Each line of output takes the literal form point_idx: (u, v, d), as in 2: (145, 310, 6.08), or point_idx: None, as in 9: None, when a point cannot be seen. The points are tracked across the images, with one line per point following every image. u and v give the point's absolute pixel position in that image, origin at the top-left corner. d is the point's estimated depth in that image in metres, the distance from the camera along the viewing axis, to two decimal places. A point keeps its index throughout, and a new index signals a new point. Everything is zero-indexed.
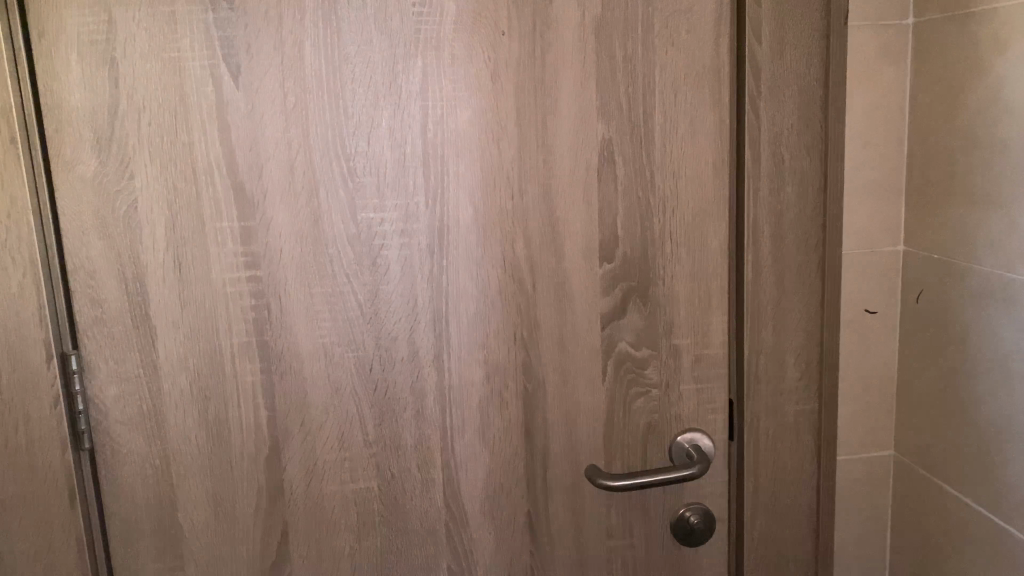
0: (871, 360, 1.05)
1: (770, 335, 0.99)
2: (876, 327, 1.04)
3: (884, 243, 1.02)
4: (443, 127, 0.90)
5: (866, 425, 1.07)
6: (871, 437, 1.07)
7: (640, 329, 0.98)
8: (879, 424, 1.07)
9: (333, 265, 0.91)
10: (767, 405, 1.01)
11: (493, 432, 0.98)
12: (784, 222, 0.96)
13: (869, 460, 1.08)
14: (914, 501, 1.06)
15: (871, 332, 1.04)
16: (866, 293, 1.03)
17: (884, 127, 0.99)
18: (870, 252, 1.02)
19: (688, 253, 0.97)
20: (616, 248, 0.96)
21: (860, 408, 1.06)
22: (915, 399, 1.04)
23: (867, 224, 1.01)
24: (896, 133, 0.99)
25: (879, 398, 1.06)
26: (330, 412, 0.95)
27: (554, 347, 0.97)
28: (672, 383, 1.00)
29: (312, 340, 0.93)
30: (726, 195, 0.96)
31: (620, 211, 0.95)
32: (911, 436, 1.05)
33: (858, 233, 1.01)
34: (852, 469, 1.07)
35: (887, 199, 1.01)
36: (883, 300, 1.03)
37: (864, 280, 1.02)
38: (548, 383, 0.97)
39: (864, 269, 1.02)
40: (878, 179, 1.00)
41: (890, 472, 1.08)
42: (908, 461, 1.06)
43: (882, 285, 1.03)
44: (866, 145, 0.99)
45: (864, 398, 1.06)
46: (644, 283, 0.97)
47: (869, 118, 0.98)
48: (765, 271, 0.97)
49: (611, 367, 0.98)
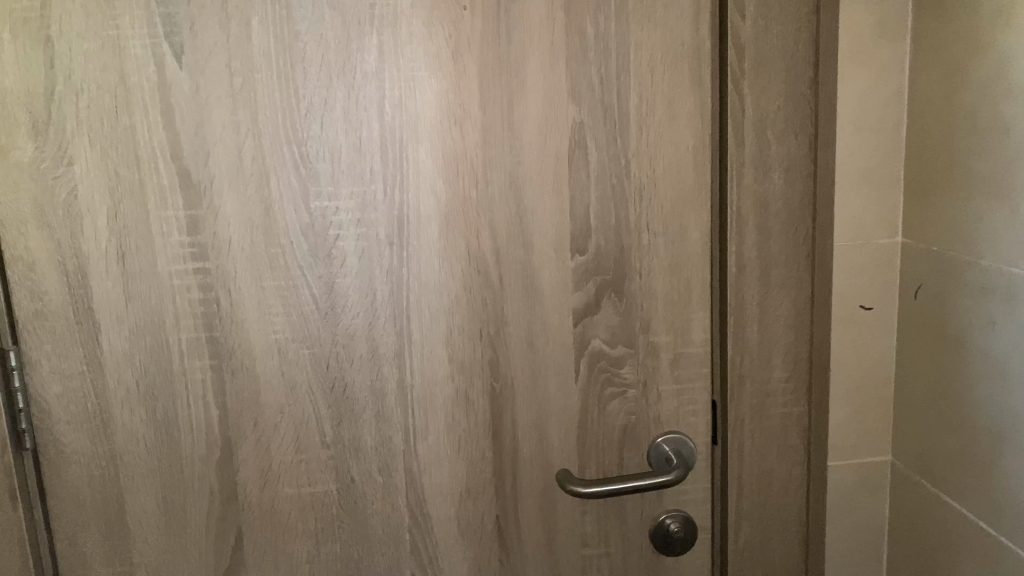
0: (866, 359, 0.98)
1: (755, 333, 0.93)
2: (872, 325, 0.97)
3: (878, 237, 0.95)
4: (401, 109, 0.84)
5: (861, 429, 1.00)
6: (866, 442, 1.00)
7: (615, 326, 0.92)
8: (875, 429, 1.00)
9: (286, 256, 0.86)
10: (753, 407, 0.95)
11: (459, 433, 0.92)
12: (770, 212, 0.90)
13: (865, 466, 1.01)
14: (912, 510, 0.99)
15: (866, 330, 0.97)
16: (860, 288, 0.96)
17: (880, 111, 0.92)
18: (866, 246, 0.94)
19: (665, 245, 0.90)
20: (589, 239, 0.89)
21: (855, 411, 0.99)
22: (913, 402, 0.97)
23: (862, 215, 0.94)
24: (893, 117, 0.92)
25: (874, 401, 0.99)
26: (285, 411, 0.90)
27: (522, 345, 0.91)
28: (650, 383, 0.94)
29: (265, 336, 0.88)
30: (708, 183, 0.90)
31: (593, 199, 0.88)
32: (908, 441, 0.98)
33: (853, 225, 0.94)
34: (845, 477, 1.01)
35: (884, 188, 0.94)
36: (878, 297, 0.96)
37: (859, 275, 0.95)
38: (517, 382, 0.92)
39: (859, 263, 0.95)
40: (874, 167, 0.93)
41: (886, 479, 1.02)
42: (905, 468, 0.99)
43: (878, 279, 0.96)
44: (860, 129, 0.92)
45: (859, 400, 0.99)
46: (619, 277, 0.90)
47: (863, 101, 0.91)
48: (749, 263, 0.91)
49: (585, 366, 0.92)
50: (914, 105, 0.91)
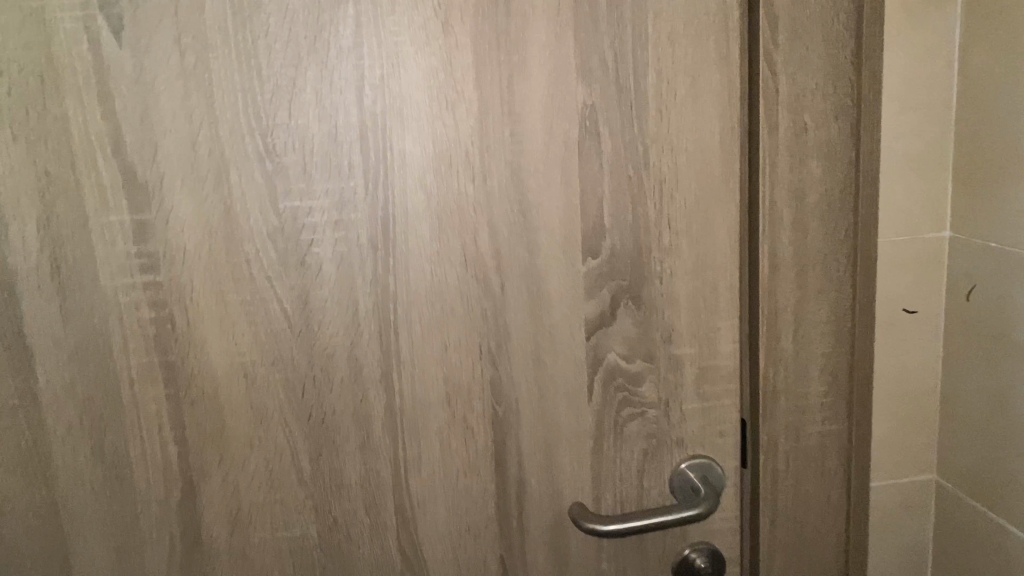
0: (910, 368, 0.87)
1: (790, 342, 0.82)
2: (916, 330, 0.86)
3: (923, 231, 0.84)
4: (383, 91, 0.72)
5: (904, 445, 0.89)
6: (910, 460, 0.90)
7: (633, 338, 0.80)
8: (920, 445, 0.90)
9: (251, 266, 0.74)
10: (788, 425, 0.84)
11: (456, 464, 0.80)
12: (807, 204, 0.79)
13: (908, 486, 0.90)
14: (962, 534, 0.89)
15: (910, 336, 0.87)
16: (904, 289, 0.85)
17: (927, 88, 0.81)
18: (910, 241, 0.84)
19: (690, 245, 0.79)
20: (602, 239, 0.78)
21: (897, 426, 0.89)
22: (963, 415, 0.86)
23: (906, 207, 0.83)
24: (942, 96, 0.82)
25: (918, 415, 0.89)
26: (255, 445, 0.77)
27: (528, 362, 0.79)
28: (672, 402, 0.82)
29: (229, 359, 0.75)
30: (737, 173, 0.78)
31: (607, 193, 0.77)
32: (958, 458, 0.88)
33: (895, 217, 0.84)
34: (887, 499, 0.90)
35: (931, 176, 0.83)
36: (924, 299, 0.86)
37: (902, 273, 0.85)
38: (521, 404, 0.80)
39: (903, 260, 0.84)
40: (921, 152, 0.83)
41: (931, 500, 0.91)
42: (955, 488, 0.89)
43: (924, 278, 0.85)
44: (906, 109, 0.81)
45: (902, 413, 0.88)
46: (638, 282, 0.79)
47: (909, 79, 0.81)
48: (784, 264, 0.80)
49: (599, 384, 0.81)
50: (967, 82, 0.80)
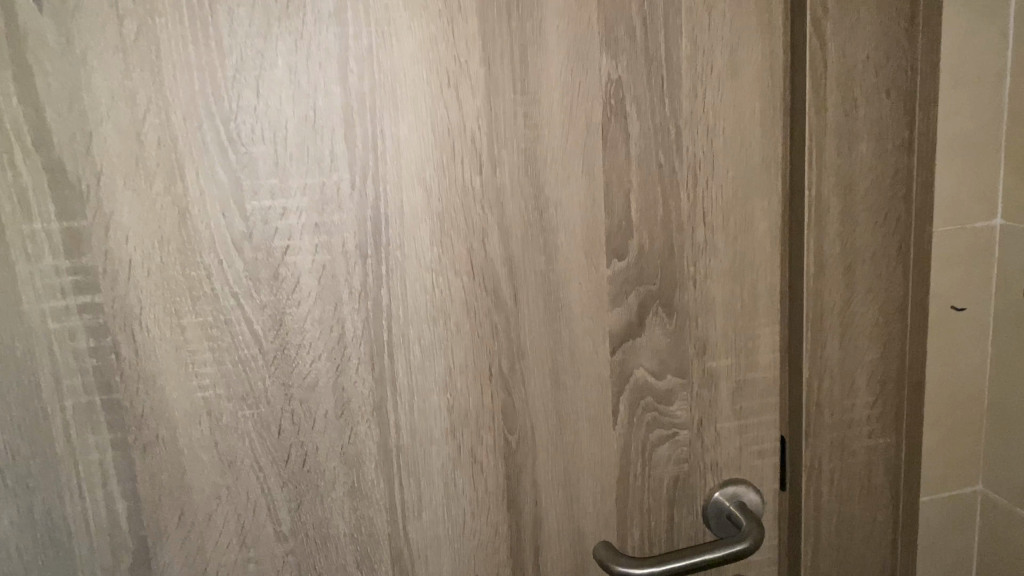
0: (957, 371, 0.78)
1: (836, 350, 0.72)
2: (964, 332, 0.77)
3: (972, 221, 0.75)
4: (373, 66, 0.59)
5: (950, 457, 0.80)
6: (954, 474, 0.81)
7: (662, 351, 0.70)
8: (966, 456, 0.81)
9: (213, 281, 0.60)
10: (832, 443, 0.74)
11: (463, 506, 0.69)
12: (857, 193, 0.69)
13: (953, 501, 0.82)
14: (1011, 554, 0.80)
15: (958, 336, 0.77)
16: (953, 284, 0.76)
17: (981, 61, 0.72)
18: (960, 232, 0.75)
19: (727, 243, 0.69)
20: (629, 238, 0.67)
21: (943, 436, 0.80)
22: (1013, 424, 0.78)
23: (956, 193, 0.74)
24: (996, 69, 0.73)
25: (963, 425, 0.80)
26: (223, 496, 0.64)
27: (545, 383, 0.68)
28: (706, 422, 0.72)
29: (189, 394, 0.62)
30: (778, 159, 0.69)
31: (635, 185, 0.66)
32: (1008, 471, 0.79)
33: (946, 206, 0.74)
34: (930, 518, 0.81)
35: (982, 159, 0.74)
36: (973, 296, 0.77)
37: (951, 269, 0.75)
38: (538, 432, 0.68)
39: (952, 255, 0.75)
40: (974, 134, 0.73)
41: (975, 516, 0.83)
42: (1005, 502, 0.80)
43: (973, 272, 0.76)
44: (959, 84, 0.72)
45: (948, 422, 0.79)
46: (669, 287, 0.69)
47: (963, 50, 0.71)
48: (831, 262, 0.70)
49: (625, 405, 0.70)
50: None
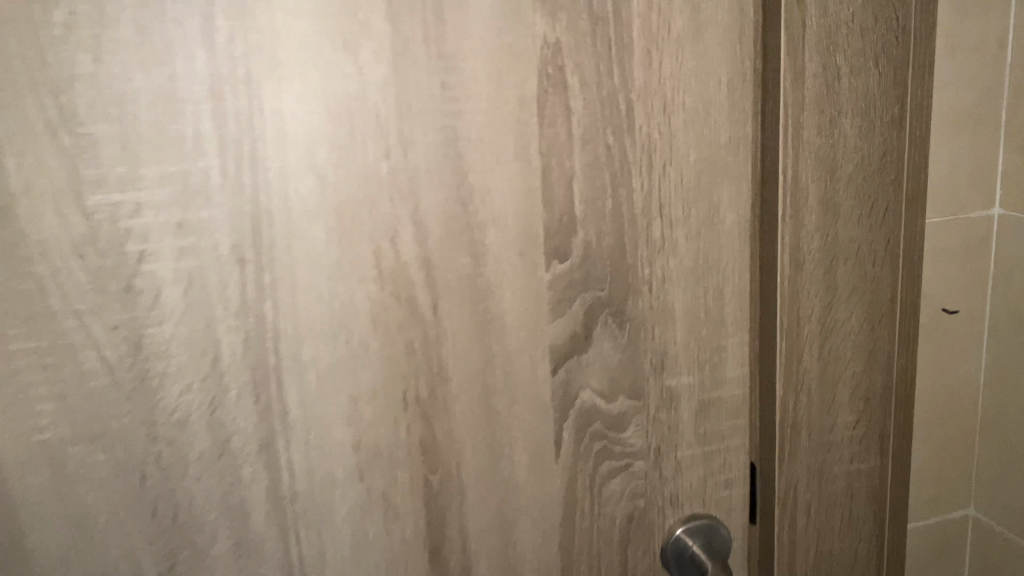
0: (948, 382, 0.69)
1: (815, 362, 0.61)
2: (956, 334, 0.68)
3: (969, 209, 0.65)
4: (245, 21, 0.47)
5: (938, 478, 0.71)
6: (942, 494, 0.72)
7: (613, 368, 0.59)
8: (956, 475, 0.72)
9: (48, 297, 0.48)
10: (809, 469, 0.63)
11: (377, 558, 0.57)
12: (839, 179, 0.58)
13: (941, 526, 0.73)
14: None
15: (949, 342, 0.68)
16: (944, 283, 0.66)
17: (979, 23, 0.62)
18: (954, 223, 0.65)
19: (688, 239, 0.58)
20: (572, 236, 0.55)
21: (932, 454, 0.70)
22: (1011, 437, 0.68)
23: (950, 179, 0.64)
24: (998, 32, 0.62)
25: (954, 439, 0.70)
26: (74, 560, 0.52)
27: (473, 411, 0.56)
28: (664, 450, 0.61)
29: (22, 437, 0.49)
30: (748, 139, 0.58)
31: (578, 170, 0.55)
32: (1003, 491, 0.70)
33: (939, 192, 0.64)
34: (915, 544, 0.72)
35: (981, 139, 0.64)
36: (965, 295, 0.67)
37: (943, 263, 0.66)
38: (465, 469, 0.57)
39: (945, 247, 0.65)
40: (971, 109, 0.63)
41: (964, 541, 0.74)
42: (999, 526, 0.71)
43: (967, 269, 0.67)
44: (956, 51, 0.62)
45: (938, 439, 0.70)
46: (620, 292, 0.57)
47: (960, 10, 0.61)
48: (810, 261, 0.59)
49: (570, 434, 0.59)
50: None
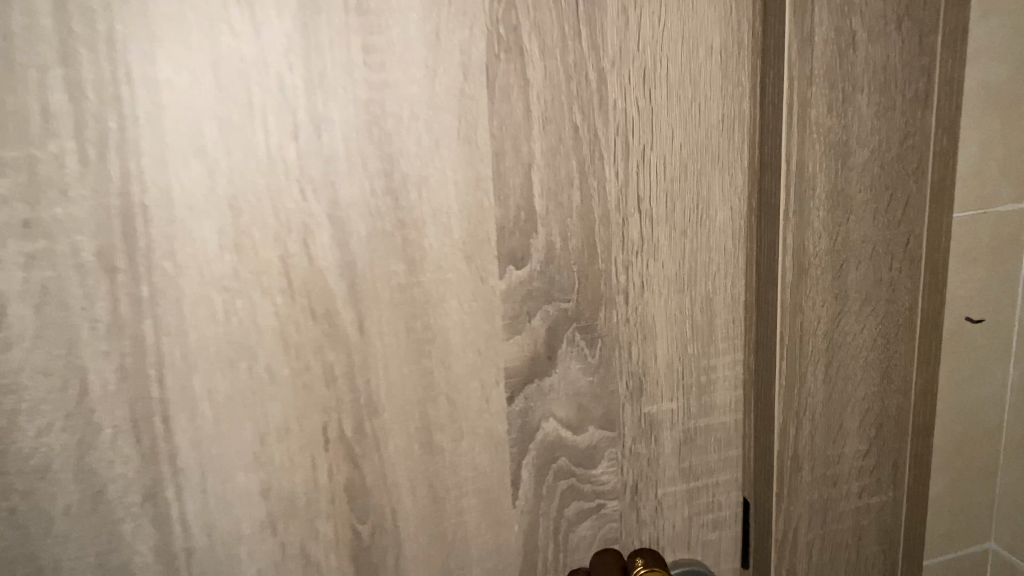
0: (971, 402, 0.59)
1: (821, 384, 0.51)
2: (981, 347, 0.58)
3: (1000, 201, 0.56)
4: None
5: (956, 509, 0.62)
6: (959, 529, 0.62)
7: (582, 395, 0.49)
8: (975, 505, 0.62)
9: None
10: (811, 507, 0.54)
11: None
12: (854, 166, 0.48)
13: (957, 563, 0.63)
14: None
15: (974, 356, 0.58)
16: (970, 289, 0.56)
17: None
18: (983, 218, 0.55)
19: (671, 240, 0.48)
20: (530, 237, 0.45)
21: (950, 483, 0.61)
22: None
23: (978, 167, 0.54)
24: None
25: (976, 466, 0.61)
26: None
27: (411, 449, 0.46)
28: (643, 488, 0.52)
29: None
30: (745, 119, 0.48)
31: (538, 156, 0.44)
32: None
33: (967, 180, 0.54)
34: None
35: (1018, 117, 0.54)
36: (993, 301, 0.58)
37: (969, 265, 0.56)
38: (402, 517, 0.47)
39: (972, 246, 0.56)
40: (1007, 84, 0.53)
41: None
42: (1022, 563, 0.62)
43: (996, 272, 0.57)
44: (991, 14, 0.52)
45: (957, 466, 0.61)
46: (589, 304, 0.47)
47: None
48: (817, 265, 0.49)
49: (529, 473, 0.49)
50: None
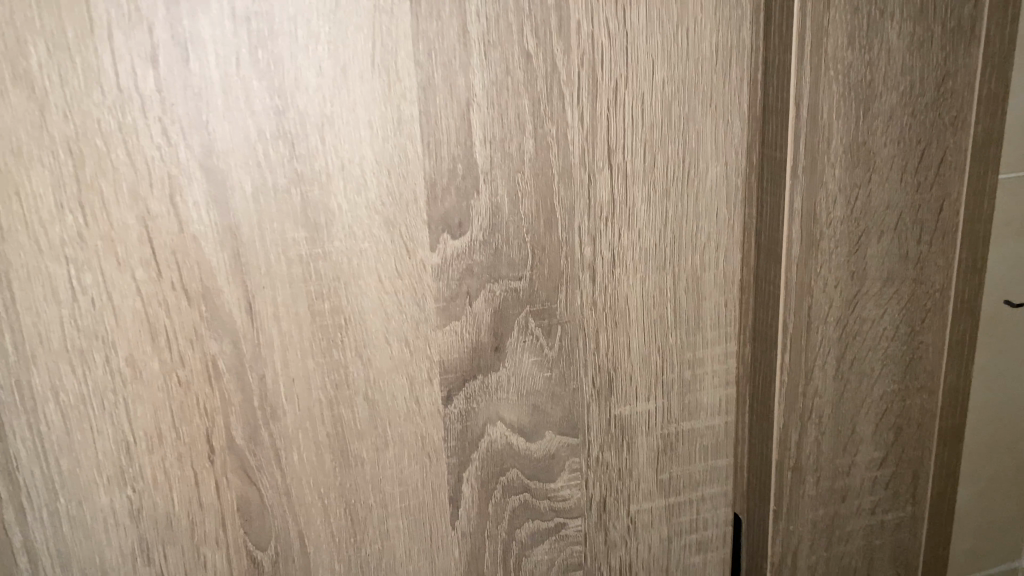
0: None
1: (830, 382, 0.42)
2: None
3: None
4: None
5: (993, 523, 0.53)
6: None
7: (536, 394, 0.39)
8: None
9: None
10: (816, 526, 0.45)
11: None
12: (879, 114, 0.38)
13: None
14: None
15: None
16: None
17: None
18: None
19: (649, 203, 0.38)
20: (470, 197, 0.36)
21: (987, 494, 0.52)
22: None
23: None
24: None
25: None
26: None
27: (320, 461, 0.37)
28: (612, 505, 0.42)
29: None
30: (748, 51, 0.37)
31: (478, 93, 0.34)
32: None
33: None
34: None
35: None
36: None
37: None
38: (311, 544, 0.38)
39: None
40: None
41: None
42: None
43: None
44: None
45: None
46: (546, 283, 0.38)
47: None
48: (829, 235, 0.39)
49: (471, 488, 0.40)
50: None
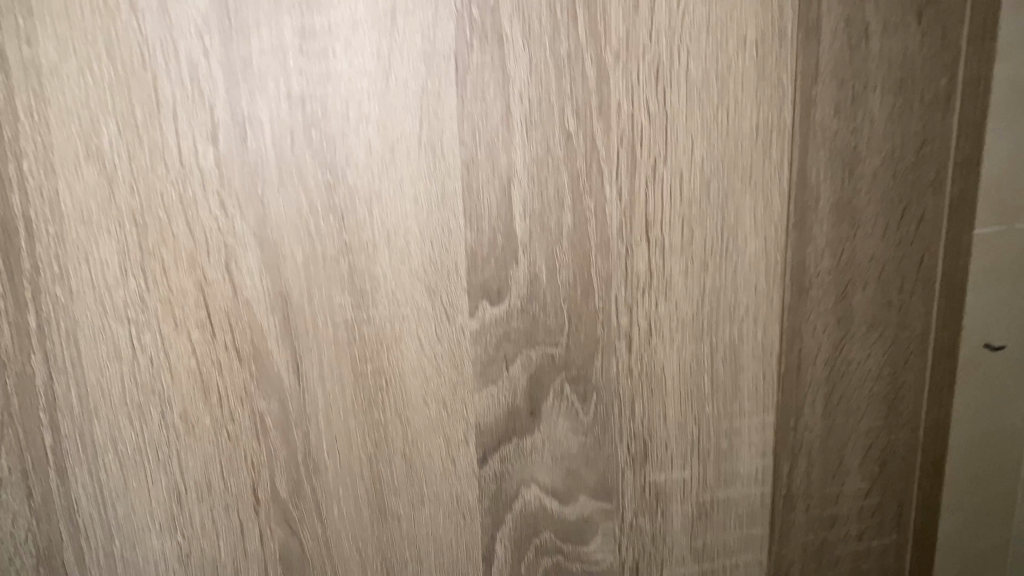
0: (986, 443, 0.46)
1: (817, 416, 0.42)
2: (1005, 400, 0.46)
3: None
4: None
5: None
6: None
7: (570, 458, 0.40)
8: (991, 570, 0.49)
9: None
10: (805, 551, 0.44)
11: None
12: (863, 169, 0.39)
13: None
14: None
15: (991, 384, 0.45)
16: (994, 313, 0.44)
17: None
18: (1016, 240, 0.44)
19: (687, 275, 0.39)
20: (509, 266, 0.37)
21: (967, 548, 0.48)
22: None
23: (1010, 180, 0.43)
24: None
25: (986, 550, 0.49)
26: None
27: (359, 514, 0.39)
28: (645, 570, 0.43)
29: None
30: (790, 131, 0.38)
31: (519, 169, 0.36)
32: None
33: (1007, 195, 0.43)
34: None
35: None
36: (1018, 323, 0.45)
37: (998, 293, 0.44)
38: None
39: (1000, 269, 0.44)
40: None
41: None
42: None
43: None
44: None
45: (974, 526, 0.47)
46: (582, 350, 0.39)
47: None
48: (814, 278, 0.40)
49: (504, 547, 0.41)
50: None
